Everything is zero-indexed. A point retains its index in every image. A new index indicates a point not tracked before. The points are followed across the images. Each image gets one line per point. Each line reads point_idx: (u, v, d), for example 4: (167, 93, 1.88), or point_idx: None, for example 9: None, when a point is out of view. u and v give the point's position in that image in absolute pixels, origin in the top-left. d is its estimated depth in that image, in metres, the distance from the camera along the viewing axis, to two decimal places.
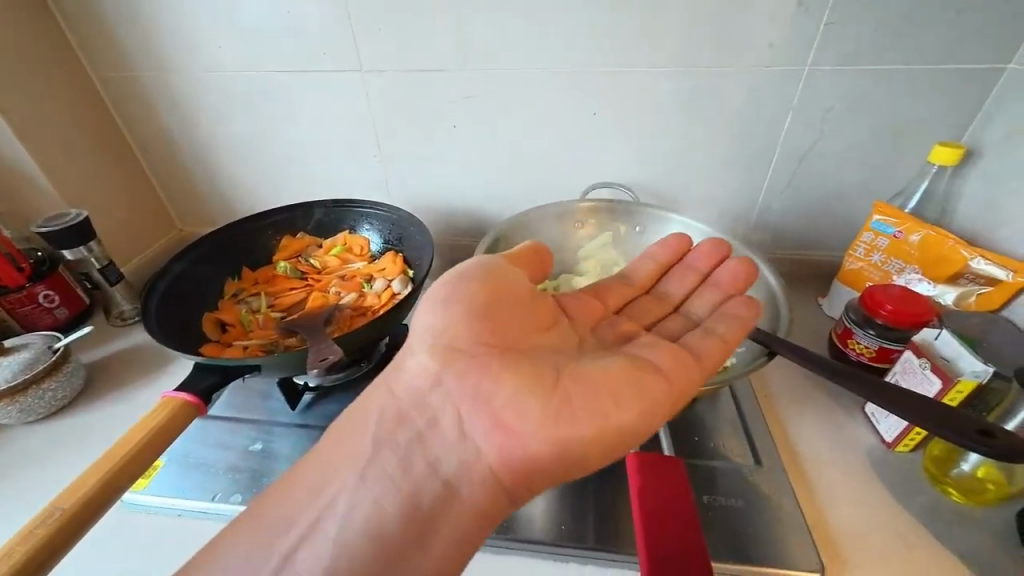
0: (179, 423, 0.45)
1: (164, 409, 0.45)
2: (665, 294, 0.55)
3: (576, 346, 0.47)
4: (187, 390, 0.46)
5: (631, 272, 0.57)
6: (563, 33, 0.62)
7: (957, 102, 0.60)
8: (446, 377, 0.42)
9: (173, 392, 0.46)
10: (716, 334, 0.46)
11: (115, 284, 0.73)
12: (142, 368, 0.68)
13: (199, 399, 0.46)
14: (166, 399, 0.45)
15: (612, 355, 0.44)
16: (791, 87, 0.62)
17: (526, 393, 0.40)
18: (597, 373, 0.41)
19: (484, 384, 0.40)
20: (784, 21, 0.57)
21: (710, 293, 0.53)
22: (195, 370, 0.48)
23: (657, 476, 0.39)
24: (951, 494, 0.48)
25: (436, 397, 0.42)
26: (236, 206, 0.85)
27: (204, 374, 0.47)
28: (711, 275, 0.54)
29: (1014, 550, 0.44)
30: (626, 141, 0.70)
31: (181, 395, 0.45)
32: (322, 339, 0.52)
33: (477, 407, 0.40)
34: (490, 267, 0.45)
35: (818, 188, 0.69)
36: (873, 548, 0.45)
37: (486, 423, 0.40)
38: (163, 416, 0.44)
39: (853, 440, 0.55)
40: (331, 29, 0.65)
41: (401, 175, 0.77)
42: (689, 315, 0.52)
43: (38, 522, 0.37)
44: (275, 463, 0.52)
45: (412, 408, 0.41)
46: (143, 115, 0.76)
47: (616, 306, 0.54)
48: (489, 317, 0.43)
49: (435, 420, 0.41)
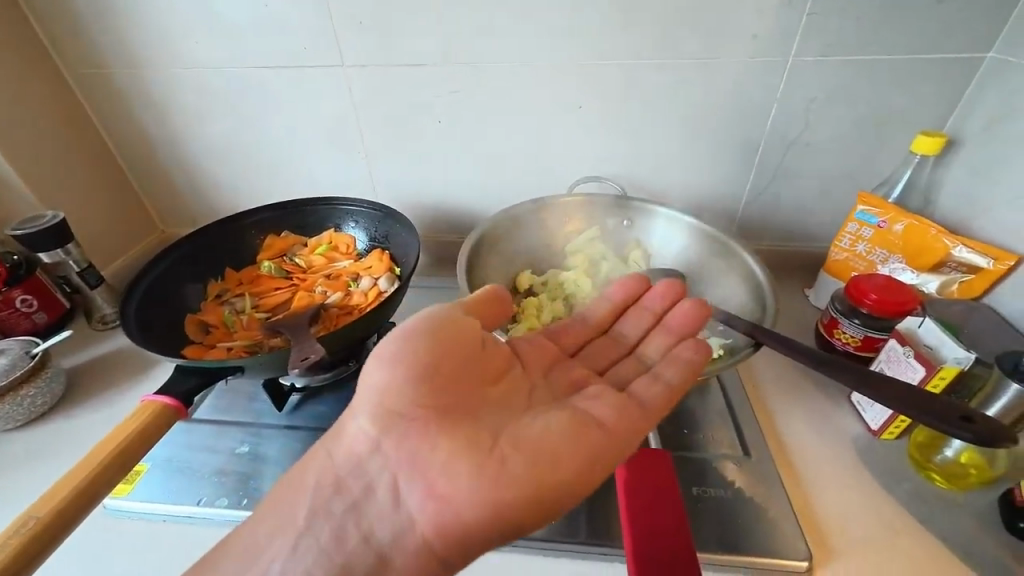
0: (160, 427, 0.44)
1: (144, 413, 0.44)
2: (621, 334, 0.53)
3: (525, 398, 0.45)
4: (168, 393, 0.45)
5: (588, 311, 0.54)
6: (546, 26, 0.61)
7: (938, 93, 0.60)
8: (385, 442, 0.39)
9: (154, 395, 0.45)
10: (664, 381, 0.44)
11: (95, 287, 0.71)
12: (124, 372, 0.66)
13: (179, 402, 0.45)
14: (148, 402, 0.45)
15: (559, 409, 0.43)
16: (775, 78, 0.62)
17: (464, 459, 0.38)
18: (538, 435, 0.39)
19: (420, 449, 0.38)
20: (767, 12, 0.57)
21: (662, 335, 0.51)
22: (176, 373, 0.47)
23: (641, 470, 0.39)
24: (935, 480, 0.49)
25: (373, 462, 0.40)
26: (218, 206, 0.83)
27: (186, 376, 0.47)
28: (666, 315, 0.52)
29: (996, 533, 0.45)
30: (612, 135, 0.69)
31: (162, 398, 0.45)
32: (306, 337, 0.51)
33: (414, 474, 0.38)
34: (439, 320, 0.42)
35: (803, 179, 0.69)
36: (860, 536, 0.45)
37: (422, 491, 0.38)
38: (144, 420, 0.43)
39: (840, 429, 0.55)
40: (311, 23, 0.64)
41: (387, 171, 0.77)
42: (641, 358, 0.50)
43: (13, 531, 0.36)
44: (263, 465, 0.52)
45: (349, 475, 0.39)
46: (120, 114, 0.75)
47: (572, 349, 0.52)
48: (432, 374, 0.41)
49: (372, 488, 0.39)
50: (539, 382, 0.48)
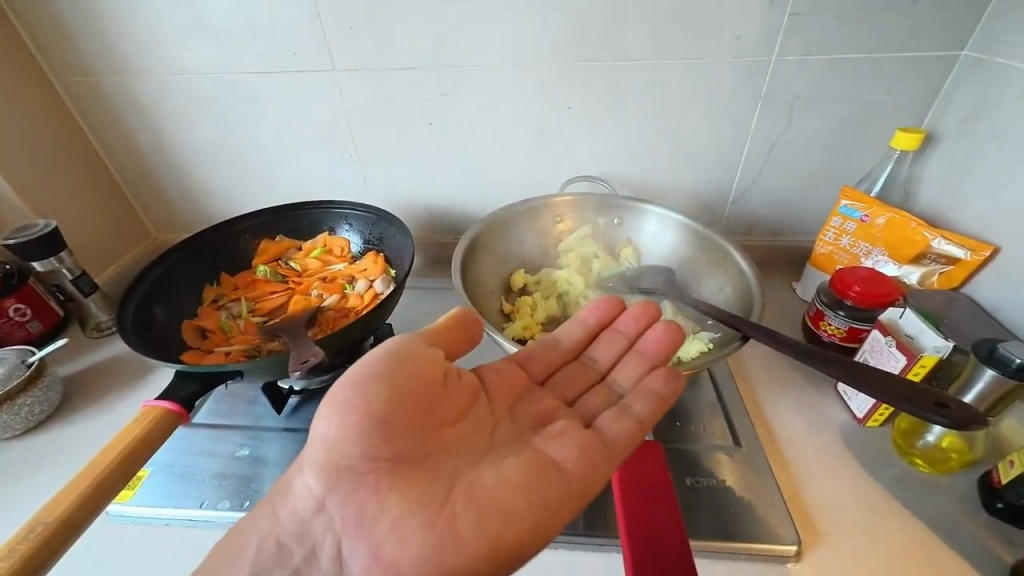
0: (163, 432, 0.44)
1: (146, 418, 0.44)
2: (593, 360, 0.52)
3: (486, 437, 0.45)
4: (168, 398, 0.46)
5: (559, 334, 0.53)
6: (534, 29, 0.62)
7: (916, 90, 0.62)
8: (331, 499, 0.39)
9: (155, 400, 0.45)
10: (632, 415, 0.44)
11: (88, 295, 0.71)
12: (121, 379, 0.66)
13: (180, 407, 0.46)
14: (148, 407, 0.45)
15: (516, 455, 0.42)
16: (759, 77, 0.63)
17: (411, 519, 0.37)
18: (491, 489, 0.39)
19: (369, 507, 0.38)
20: (750, 12, 0.59)
21: (635, 363, 0.50)
22: (175, 378, 0.47)
23: (632, 458, 0.42)
24: (918, 464, 0.51)
25: (319, 520, 0.39)
26: (211, 211, 0.84)
27: (185, 382, 0.47)
28: (640, 339, 0.52)
29: (976, 514, 0.47)
30: (601, 135, 0.70)
31: (162, 403, 0.45)
32: (304, 340, 0.52)
33: (360, 532, 0.38)
34: (392, 361, 0.40)
35: (788, 176, 0.71)
36: (847, 521, 0.47)
37: (365, 554, 0.37)
38: (147, 425, 0.44)
39: (827, 418, 0.57)
40: (301, 28, 0.64)
41: (379, 174, 0.77)
42: (612, 386, 0.50)
43: (20, 538, 0.37)
44: (263, 468, 0.52)
45: (293, 538, 0.39)
46: (109, 121, 0.74)
47: (541, 376, 0.51)
48: (386, 422, 0.39)
49: (316, 552, 0.38)
50: (504, 417, 0.47)
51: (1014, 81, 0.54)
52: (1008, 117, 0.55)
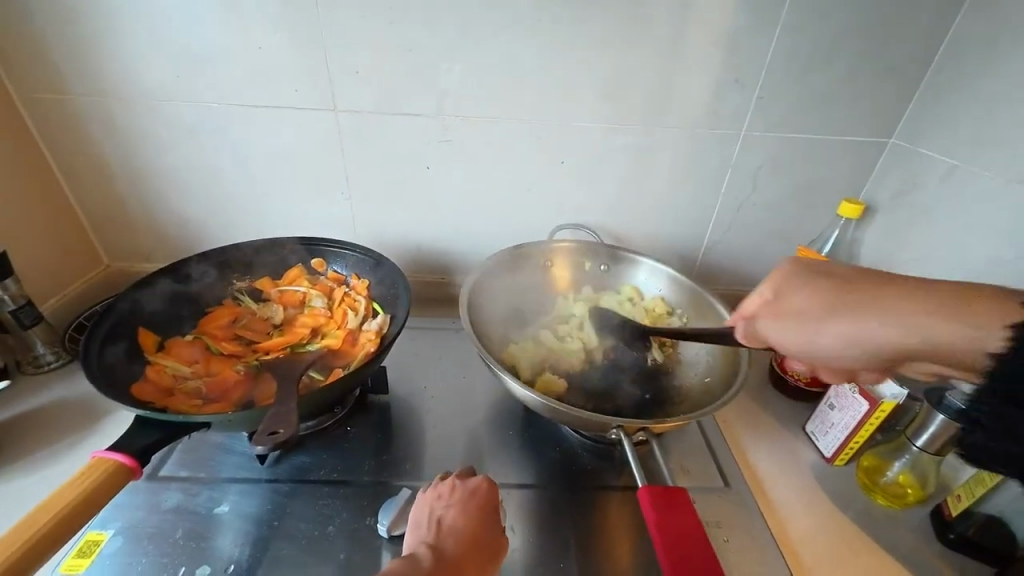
0: (107, 490, 0.40)
1: (95, 471, 0.40)
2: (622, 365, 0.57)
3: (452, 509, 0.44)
4: (123, 451, 0.42)
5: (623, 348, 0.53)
6: (534, 90, 0.67)
7: (855, 166, 0.73)
8: None
9: (107, 452, 0.41)
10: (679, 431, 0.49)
11: (29, 327, 0.63)
12: (69, 426, 0.59)
13: (136, 460, 0.42)
14: (101, 460, 0.41)
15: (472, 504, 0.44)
16: (729, 147, 0.71)
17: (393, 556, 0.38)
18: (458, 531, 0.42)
19: None
20: (724, 93, 0.67)
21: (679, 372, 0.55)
22: (134, 427, 0.44)
23: (667, 504, 0.43)
24: (879, 499, 0.56)
25: None
26: (179, 241, 0.78)
27: (147, 431, 0.44)
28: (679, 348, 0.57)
29: (936, 547, 0.52)
30: (590, 189, 0.75)
31: (116, 455, 0.41)
32: (285, 389, 0.48)
33: None
34: None
35: (752, 233, 0.79)
36: (827, 552, 0.51)
37: None
38: (97, 481, 0.39)
39: (800, 458, 0.61)
40: (303, 66, 0.64)
41: (369, 213, 0.76)
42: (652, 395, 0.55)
43: None
44: (225, 539, 0.47)
45: None
46: (71, 139, 0.69)
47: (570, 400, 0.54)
48: None
49: None
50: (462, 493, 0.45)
51: (931, 168, 0.65)
52: (931, 196, 0.65)
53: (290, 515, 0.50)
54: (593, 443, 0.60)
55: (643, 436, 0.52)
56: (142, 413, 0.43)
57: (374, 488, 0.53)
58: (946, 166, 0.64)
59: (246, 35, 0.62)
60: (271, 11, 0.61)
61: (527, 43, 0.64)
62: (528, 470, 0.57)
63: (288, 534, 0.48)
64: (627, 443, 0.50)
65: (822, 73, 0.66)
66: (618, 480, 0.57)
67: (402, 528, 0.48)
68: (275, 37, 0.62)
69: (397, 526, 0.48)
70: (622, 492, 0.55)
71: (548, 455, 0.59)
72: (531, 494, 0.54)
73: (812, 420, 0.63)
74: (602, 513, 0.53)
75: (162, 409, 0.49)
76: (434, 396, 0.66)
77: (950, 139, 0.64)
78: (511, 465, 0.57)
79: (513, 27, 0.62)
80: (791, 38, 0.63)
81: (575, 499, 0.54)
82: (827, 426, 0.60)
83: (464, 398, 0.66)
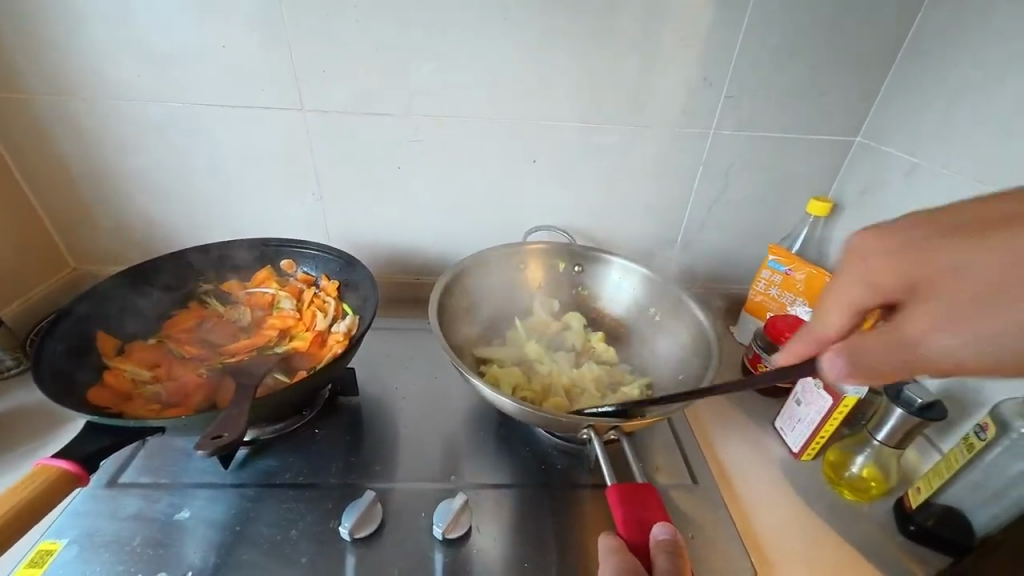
0: (51, 497, 0.39)
1: (37, 479, 0.39)
2: None
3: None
4: (68, 457, 0.41)
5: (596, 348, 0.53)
6: (505, 90, 0.67)
7: (823, 165, 0.74)
8: None
9: (51, 459, 0.40)
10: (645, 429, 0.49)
11: None
12: (28, 433, 0.58)
13: (81, 467, 0.41)
14: (43, 468, 0.40)
15: None
16: (700, 146, 0.72)
17: None
18: None
19: None
20: (692, 92, 0.68)
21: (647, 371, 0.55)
22: (84, 434, 0.43)
23: (633, 503, 0.43)
24: (845, 494, 0.56)
25: None
26: (147, 242, 0.77)
27: (97, 437, 0.43)
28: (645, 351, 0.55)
29: (897, 538, 0.53)
30: (564, 188, 0.75)
31: (60, 462, 0.40)
32: (244, 393, 0.47)
33: None
34: None
35: (726, 231, 0.79)
36: (792, 547, 0.51)
37: None
38: (37, 489, 0.38)
39: (769, 453, 0.62)
40: (269, 66, 0.64)
41: (341, 213, 0.75)
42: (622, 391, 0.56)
43: None
44: (185, 546, 0.46)
45: None
46: (32, 140, 0.67)
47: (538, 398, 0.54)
48: None
49: None
50: None
51: (895, 166, 0.67)
52: (894, 194, 0.67)
53: (254, 520, 0.49)
54: (564, 442, 0.60)
55: (615, 434, 0.52)
56: (93, 419, 0.42)
57: (340, 491, 0.52)
58: (908, 163, 0.65)
59: (210, 33, 0.61)
60: (235, 10, 0.60)
61: (498, 42, 0.64)
62: (498, 470, 0.57)
63: (251, 539, 0.47)
64: (598, 442, 0.50)
65: (789, 72, 0.67)
66: (587, 477, 0.57)
67: (366, 530, 0.48)
68: (240, 35, 0.62)
69: (361, 527, 0.48)
70: (591, 490, 0.56)
71: (518, 454, 0.59)
72: (500, 494, 0.54)
73: (781, 416, 0.63)
74: (571, 511, 0.53)
75: (118, 415, 0.48)
76: (406, 397, 0.65)
77: (911, 138, 0.65)
78: (481, 465, 0.57)
79: (482, 26, 0.62)
80: (758, 37, 0.64)
81: (544, 498, 0.54)
82: (794, 421, 0.60)
83: (436, 398, 0.66)
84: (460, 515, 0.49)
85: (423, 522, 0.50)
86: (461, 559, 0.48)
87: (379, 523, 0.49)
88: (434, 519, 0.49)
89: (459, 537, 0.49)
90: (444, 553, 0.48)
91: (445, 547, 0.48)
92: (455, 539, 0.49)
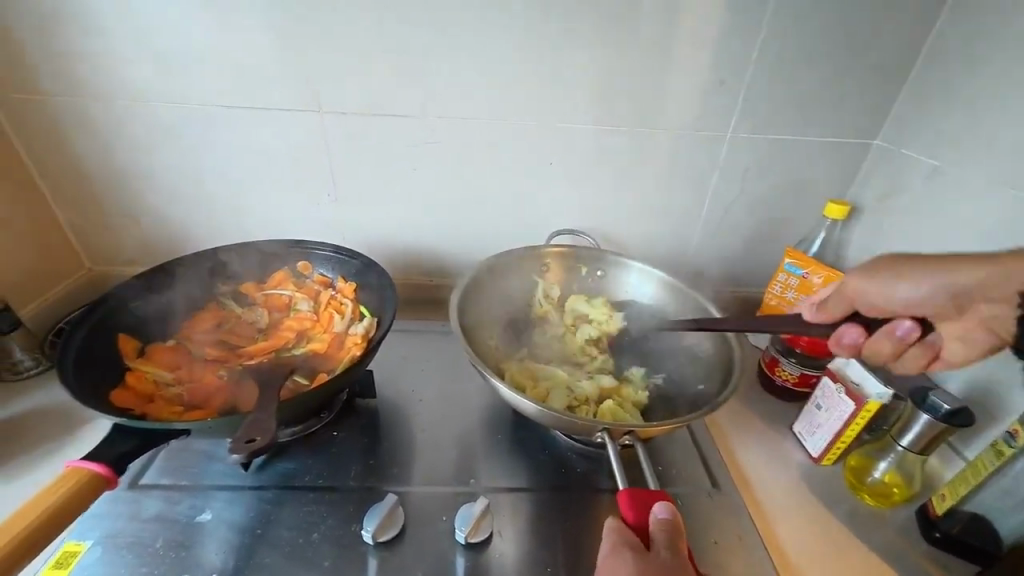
0: (83, 499, 0.39)
1: (69, 481, 0.39)
2: None
3: None
4: (96, 460, 0.41)
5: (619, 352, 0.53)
6: (524, 91, 0.67)
7: (840, 168, 0.73)
8: None
9: (81, 462, 0.40)
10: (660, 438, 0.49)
11: (8, 333, 0.62)
12: (49, 434, 0.58)
13: (110, 469, 0.41)
14: (74, 469, 0.40)
15: None
16: (717, 148, 0.71)
17: None
18: None
19: None
20: (712, 94, 0.67)
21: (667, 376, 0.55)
22: (110, 434, 0.43)
23: (644, 509, 0.43)
24: (866, 499, 0.56)
25: None
26: (163, 243, 0.77)
27: (123, 439, 0.43)
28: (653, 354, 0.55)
29: (920, 546, 0.52)
30: (578, 191, 0.75)
31: (90, 465, 0.40)
32: (269, 394, 0.47)
33: None
34: None
35: (741, 235, 0.79)
36: (815, 553, 0.51)
37: None
38: (68, 493, 0.39)
39: (789, 458, 0.61)
40: (287, 70, 0.64)
41: (356, 215, 0.76)
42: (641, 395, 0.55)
43: None
44: (209, 547, 0.46)
45: None
46: (51, 142, 0.68)
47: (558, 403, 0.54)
48: None
49: None
50: None
51: (914, 169, 0.66)
52: (913, 197, 0.66)
53: (275, 522, 0.49)
54: (581, 445, 0.60)
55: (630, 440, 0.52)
56: (118, 420, 0.42)
57: (360, 493, 0.52)
58: (928, 166, 0.64)
59: (230, 32, 0.61)
60: (254, 11, 0.60)
61: (516, 43, 0.63)
62: (517, 473, 0.57)
63: (273, 542, 0.47)
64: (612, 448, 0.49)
65: (806, 74, 0.66)
66: (607, 482, 0.57)
67: (387, 535, 0.47)
68: (259, 37, 0.62)
69: (382, 531, 0.47)
70: (611, 494, 0.55)
71: (536, 457, 0.59)
72: (519, 498, 0.54)
73: (800, 420, 0.63)
74: (591, 514, 0.53)
75: (141, 416, 0.48)
76: (423, 399, 0.65)
77: (932, 141, 0.64)
78: (500, 468, 0.57)
79: (499, 27, 0.62)
80: (777, 40, 0.64)
81: (564, 502, 0.54)
82: (814, 426, 0.60)
83: (453, 400, 0.66)
84: (481, 518, 0.49)
85: (444, 525, 0.50)
86: (482, 563, 0.47)
87: (400, 526, 0.49)
88: (455, 523, 0.49)
89: (480, 541, 0.49)
90: (465, 557, 0.48)
91: (466, 550, 0.48)
92: (476, 544, 0.49)
